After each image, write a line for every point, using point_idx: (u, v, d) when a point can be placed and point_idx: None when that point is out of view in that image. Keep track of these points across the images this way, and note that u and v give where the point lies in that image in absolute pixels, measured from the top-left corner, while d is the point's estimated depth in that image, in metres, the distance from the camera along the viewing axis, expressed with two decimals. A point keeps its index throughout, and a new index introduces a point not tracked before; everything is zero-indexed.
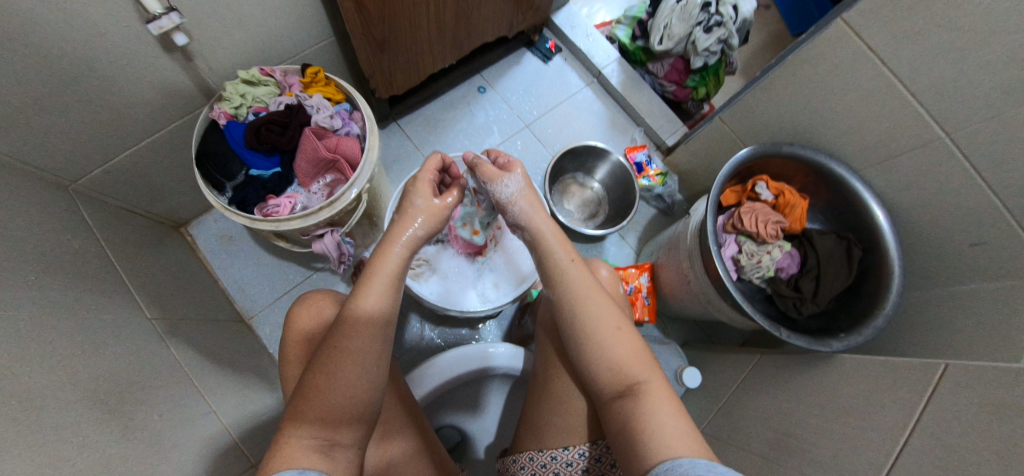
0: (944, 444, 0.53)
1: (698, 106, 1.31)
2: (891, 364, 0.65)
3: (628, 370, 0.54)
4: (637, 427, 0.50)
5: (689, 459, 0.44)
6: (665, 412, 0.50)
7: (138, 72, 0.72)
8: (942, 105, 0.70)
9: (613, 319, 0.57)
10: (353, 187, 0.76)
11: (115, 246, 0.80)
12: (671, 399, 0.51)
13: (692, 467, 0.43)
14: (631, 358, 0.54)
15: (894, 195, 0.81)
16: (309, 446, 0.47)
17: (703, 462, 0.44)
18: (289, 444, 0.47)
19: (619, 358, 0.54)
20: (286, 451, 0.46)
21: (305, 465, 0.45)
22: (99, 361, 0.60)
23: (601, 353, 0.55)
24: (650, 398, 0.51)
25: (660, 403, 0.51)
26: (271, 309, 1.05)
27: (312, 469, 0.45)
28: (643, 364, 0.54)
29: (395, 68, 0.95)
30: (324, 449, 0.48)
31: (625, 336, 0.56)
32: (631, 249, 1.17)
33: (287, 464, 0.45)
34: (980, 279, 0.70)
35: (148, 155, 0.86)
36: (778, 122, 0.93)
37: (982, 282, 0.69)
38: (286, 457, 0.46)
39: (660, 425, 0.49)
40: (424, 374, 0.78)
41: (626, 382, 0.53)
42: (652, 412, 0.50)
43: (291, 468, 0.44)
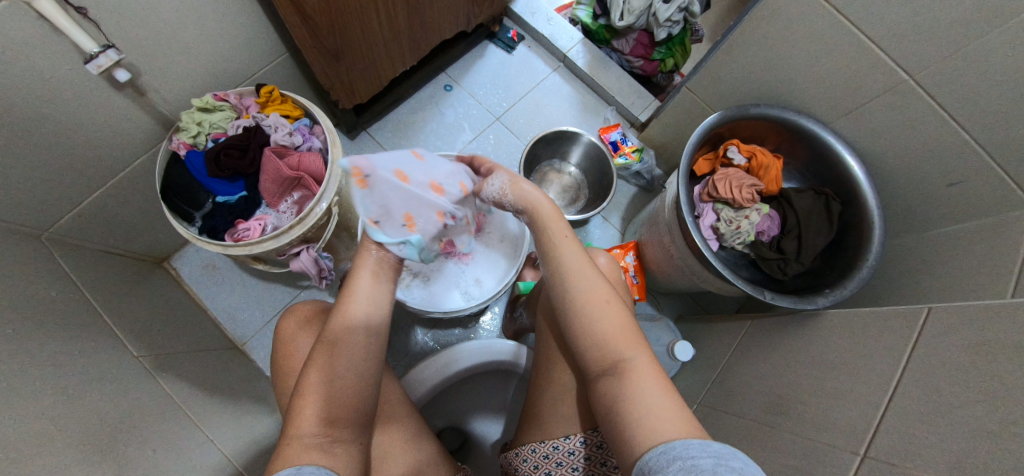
0: (932, 389, 0.53)
1: (669, 78, 1.29)
2: (876, 315, 0.65)
3: (615, 346, 0.51)
4: (623, 405, 0.47)
5: (681, 442, 0.42)
6: (652, 390, 0.47)
7: (92, 112, 0.72)
8: (903, 46, 0.69)
9: (602, 294, 0.55)
10: (321, 201, 0.76)
11: (96, 288, 0.80)
12: (657, 377, 0.49)
13: (684, 449, 0.40)
14: (620, 331, 0.52)
15: (867, 144, 0.80)
16: (311, 444, 0.45)
17: (694, 443, 0.41)
18: (291, 446, 0.45)
19: (607, 332, 0.52)
20: (289, 452, 0.44)
21: (303, 461, 0.43)
22: (86, 405, 0.60)
23: (590, 326, 0.53)
24: (637, 377, 0.48)
25: (647, 381, 0.48)
26: (264, 332, 1.06)
27: (311, 464, 0.43)
28: (632, 340, 0.52)
29: (353, 77, 0.94)
30: (322, 446, 0.46)
31: (615, 309, 0.54)
32: (615, 230, 1.16)
33: (293, 460, 0.43)
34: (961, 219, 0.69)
35: (117, 194, 0.86)
36: (744, 84, 0.91)
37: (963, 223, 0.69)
38: (287, 459, 0.43)
39: (648, 403, 0.46)
40: (432, 367, 0.80)
41: (614, 358, 0.51)
42: (639, 390, 0.47)
43: (291, 466, 0.42)
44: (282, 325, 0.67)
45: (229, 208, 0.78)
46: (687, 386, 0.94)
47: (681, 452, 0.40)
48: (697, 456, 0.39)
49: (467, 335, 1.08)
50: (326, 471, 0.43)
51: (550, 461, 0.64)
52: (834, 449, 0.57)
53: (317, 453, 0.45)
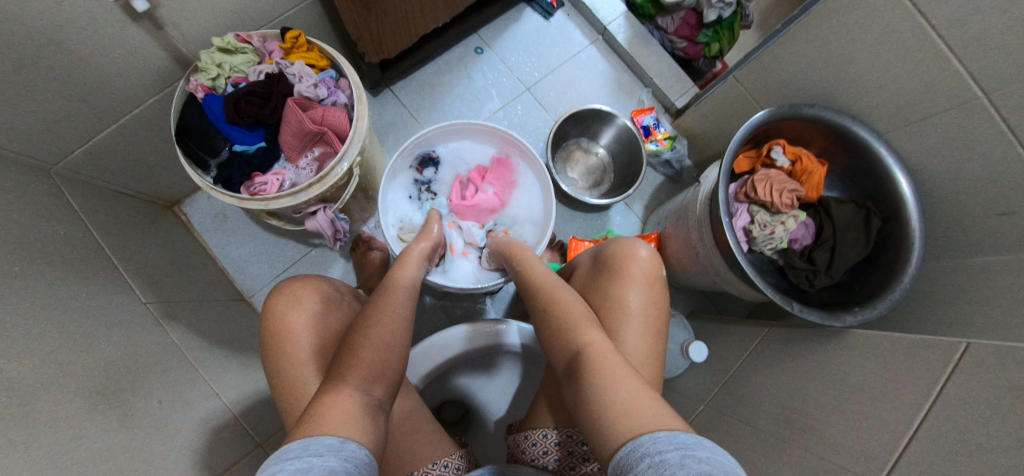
0: (961, 427, 0.52)
1: (710, 64, 1.23)
2: (907, 342, 0.63)
3: (574, 338, 0.56)
4: (583, 393, 0.50)
5: (648, 434, 0.41)
6: (611, 375, 0.49)
7: (106, 42, 0.67)
8: (983, 61, 0.64)
9: (558, 298, 0.63)
10: (342, 161, 0.72)
11: (104, 230, 0.78)
12: (618, 365, 0.51)
13: (650, 440, 0.40)
14: (574, 324, 0.57)
15: (918, 160, 0.76)
16: (355, 408, 0.48)
17: (662, 436, 0.40)
18: (338, 405, 0.47)
19: (563, 328, 0.58)
20: (334, 414, 0.46)
21: (344, 434, 0.45)
22: (92, 351, 0.59)
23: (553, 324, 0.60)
24: (595, 366, 0.51)
25: (607, 370, 0.50)
26: (272, 286, 1.04)
27: (352, 439, 0.45)
28: (592, 332, 0.56)
29: (383, 30, 0.88)
30: (369, 412, 0.49)
31: (575, 307, 0.60)
32: (637, 218, 1.13)
33: (335, 427, 0.45)
34: (991, 254, 0.66)
35: (129, 133, 0.81)
36: (797, 81, 0.87)
37: (993, 257, 0.66)
38: (333, 421, 0.45)
39: (603, 388, 0.48)
40: (443, 342, 0.78)
41: (574, 351, 0.55)
42: (595, 375, 0.50)
43: (333, 436, 0.44)
44: (270, 301, 0.63)
45: (247, 160, 0.74)
46: (694, 384, 0.94)
47: (648, 446, 0.40)
48: (664, 449, 0.39)
49: (476, 309, 1.07)
50: (366, 450, 0.45)
51: (559, 448, 0.63)
52: (851, 473, 0.56)
53: (362, 422, 0.47)
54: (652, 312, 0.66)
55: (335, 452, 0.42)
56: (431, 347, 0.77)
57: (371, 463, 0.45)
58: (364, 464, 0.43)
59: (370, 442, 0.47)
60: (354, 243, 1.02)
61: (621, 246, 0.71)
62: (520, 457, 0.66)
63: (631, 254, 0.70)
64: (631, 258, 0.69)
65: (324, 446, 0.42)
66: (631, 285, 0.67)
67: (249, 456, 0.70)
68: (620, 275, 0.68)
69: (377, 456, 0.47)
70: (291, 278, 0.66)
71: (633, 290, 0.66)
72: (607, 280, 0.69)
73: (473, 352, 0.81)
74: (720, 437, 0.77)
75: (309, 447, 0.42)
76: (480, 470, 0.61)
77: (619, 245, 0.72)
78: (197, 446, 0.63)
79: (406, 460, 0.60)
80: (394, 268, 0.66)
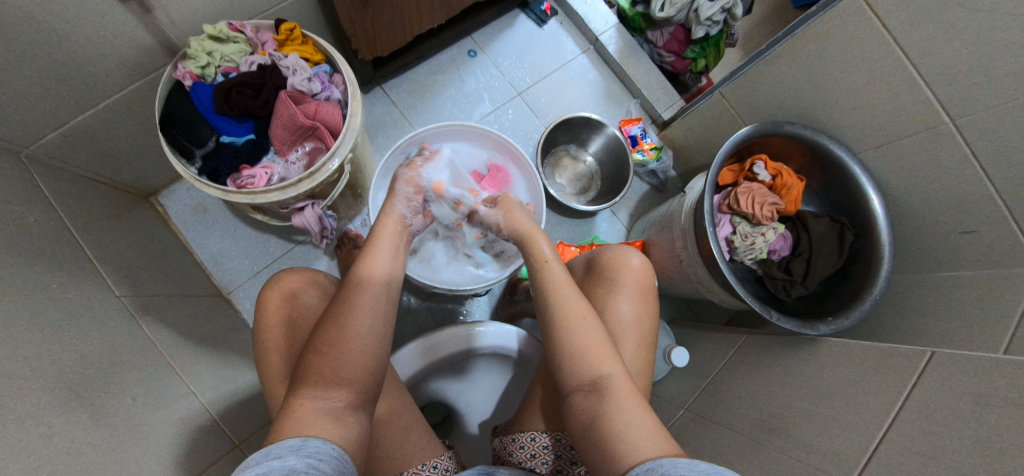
0: (926, 430, 0.55)
1: (696, 79, 1.27)
2: (877, 351, 0.66)
3: (594, 363, 0.55)
4: (601, 419, 0.50)
5: (670, 459, 0.43)
6: (626, 405, 0.50)
7: (89, 22, 0.64)
8: (951, 89, 0.68)
9: (581, 309, 0.59)
10: (334, 157, 0.71)
11: (76, 218, 0.74)
12: (633, 395, 0.52)
13: (672, 466, 0.41)
14: (598, 346, 0.56)
15: (889, 179, 0.80)
16: (323, 412, 0.49)
17: (683, 462, 0.42)
18: (301, 408, 0.48)
19: (582, 350, 0.56)
20: (299, 417, 0.47)
21: (310, 432, 0.46)
22: (64, 344, 0.56)
23: (570, 342, 0.57)
24: (614, 395, 0.52)
25: (623, 399, 0.51)
26: (252, 283, 1.01)
27: (317, 436, 0.46)
28: (612, 361, 0.55)
29: (379, 28, 0.87)
30: (336, 414, 0.49)
31: (593, 328, 0.57)
32: (622, 225, 1.16)
33: (302, 429, 0.46)
34: (956, 268, 0.71)
35: (108, 118, 0.78)
36: (779, 101, 0.91)
37: (957, 271, 0.70)
38: (299, 423, 0.47)
39: (624, 421, 0.49)
40: (458, 336, 0.79)
41: (592, 376, 0.54)
42: (616, 407, 0.50)
43: (296, 436, 0.45)
44: (263, 292, 0.64)
45: (235, 151, 0.73)
46: (674, 389, 0.96)
47: (669, 469, 0.41)
48: (686, 474, 0.39)
49: (460, 310, 1.08)
50: (332, 446, 0.46)
51: (548, 451, 0.63)
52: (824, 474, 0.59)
53: (329, 422, 0.48)
54: (643, 322, 0.67)
55: (296, 450, 0.43)
56: (447, 338, 0.78)
57: (339, 457, 0.46)
58: (330, 458, 0.44)
59: (340, 440, 0.48)
60: (339, 241, 1.01)
61: (615, 254, 0.72)
62: (507, 459, 0.66)
63: (625, 262, 0.70)
64: (626, 266, 0.70)
65: (287, 446, 0.43)
66: (623, 293, 0.68)
67: (224, 458, 0.67)
68: (614, 283, 0.69)
69: (351, 454, 0.48)
70: (285, 271, 0.67)
71: (626, 299, 0.67)
72: (605, 288, 0.69)
73: (451, 358, 0.80)
74: (699, 440, 0.79)
75: (272, 449, 0.43)
76: (468, 472, 0.61)
77: (615, 253, 0.72)
78: (170, 446, 0.61)
79: (395, 458, 0.61)
80: (366, 253, 0.60)
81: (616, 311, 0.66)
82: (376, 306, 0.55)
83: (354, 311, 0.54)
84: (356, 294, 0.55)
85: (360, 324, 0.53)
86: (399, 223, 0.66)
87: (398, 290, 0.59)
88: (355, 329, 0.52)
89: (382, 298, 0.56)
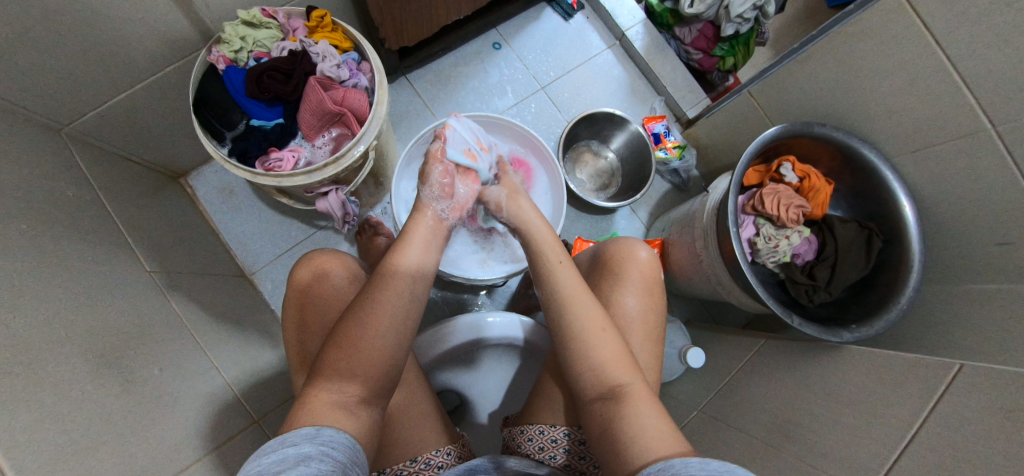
0: (951, 444, 0.53)
1: (723, 78, 1.25)
2: (902, 361, 0.64)
3: (613, 372, 0.54)
4: (618, 425, 0.50)
5: (681, 459, 0.43)
6: (644, 410, 0.50)
7: (129, 5, 0.66)
8: (994, 95, 0.66)
9: (597, 317, 0.58)
10: (359, 144, 0.72)
11: (111, 195, 0.77)
12: (652, 402, 0.52)
13: (684, 466, 0.41)
14: (614, 357, 0.55)
15: (923, 186, 0.78)
16: (337, 404, 0.49)
17: (695, 462, 0.42)
18: (316, 399, 0.49)
19: (604, 359, 0.55)
20: (312, 408, 0.48)
21: (325, 422, 0.47)
22: (97, 315, 0.58)
23: (587, 349, 0.56)
24: (633, 402, 0.51)
25: (642, 406, 0.51)
26: (274, 266, 1.04)
27: (331, 426, 0.47)
28: (628, 368, 0.55)
29: (407, 17, 0.88)
30: (348, 407, 0.50)
31: (613, 337, 0.57)
32: (641, 224, 1.15)
33: (314, 419, 0.47)
34: (990, 280, 0.68)
35: (144, 100, 0.81)
36: (810, 102, 0.89)
37: (991, 283, 0.68)
38: (312, 414, 0.47)
39: (640, 425, 0.49)
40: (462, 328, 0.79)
41: (612, 383, 0.54)
42: (633, 411, 0.50)
43: (309, 425, 0.46)
44: (295, 273, 0.65)
45: (263, 135, 0.74)
46: (688, 391, 0.95)
47: (680, 469, 0.41)
48: (694, 474, 0.40)
49: (476, 302, 1.08)
50: (344, 435, 0.46)
51: (557, 445, 0.63)
52: None
53: (341, 414, 0.49)
54: (651, 317, 0.67)
55: (311, 439, 0.43)
56: (459, 327, 0.79)
57: (351, 447, 0.46)
58: (343, 448, 0.45)
59: (352, 430, 0.48)
60: (359, 227, 1.02)
61: (621, 247, 0.72)
62: (515, 450, 0.67)
63: (631, 255, 0.70)
64: (632, 260, 0.70)
65: (302, 434, 0.44)
66: (628, 288, 0.68)
67: (244, 433, 0.69)
68: (618, 279, 0.69)
69: (363, 444, 0.49)
70: (317, 252, 0.68)
71: (631, 293, 0.67)
72: (607, 282, 0.69)
73: (460, 347, 0.80)
74: (712, 442, 0.78)
75: (287, 437, 0.43)
76: (475, 460, 0.62)
77: (619, 246, 0.72)
78: (194, 419, 0.63)
79: (410, 443, 0.62)
80: (396, 250, 0.62)
81: (621, 306, 0.66)
82: (404, 301, 0.57)
83: (380, 309, 0.55)
84: (384, 287, 0.57)
85: (383, 321, 0.54)
86: (432, 224, 0.66)
87: (426, 283, 0.61)
88: (376, 327, 0.54)
89: (408, 287, 0.58)
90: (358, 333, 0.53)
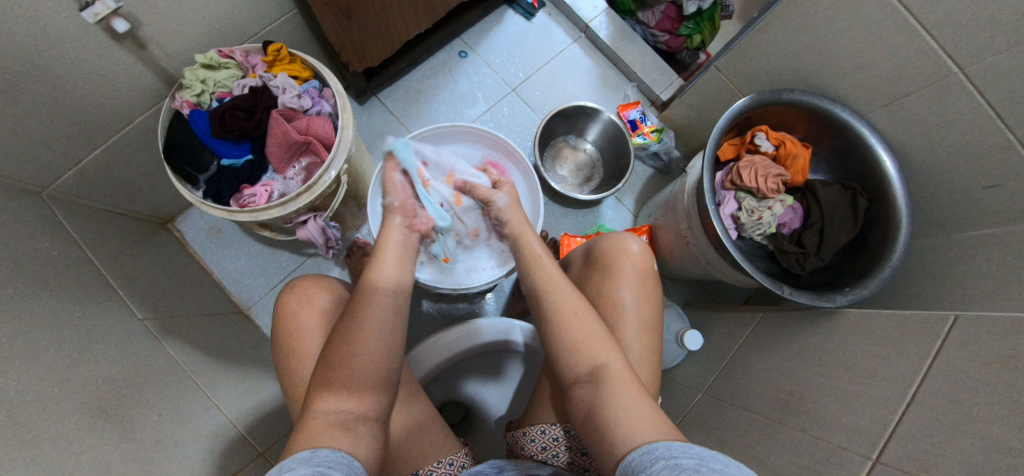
0: (949, 396, 0.52)
1: (693, 57, 1.25)
2: (897, 319, 0.63)
3: (590, 354, 0.54)
4: (599, 408, 0.50)
5: (664, 443, 0.43)
6: (623, 395, 0.50)
7: (89, 62, 0.68)
8: (957, 37, 0.64)
9: (573, 303, 0.59)
10: (330, 168, 0.73)
11: (98, 250, 0.79)
12: (632, 383, 0.51)
13: (666, 449, 0.41)
14: (593, 338, 0.55)
15: (901, 138, 0.76)
16: (335, 423, 0.49)
17: (677, 445, 0.42)
18: (315, 423, 0.49)
19: (578, 341, 0.55)
20: (311, 429, 0.48)
21: (321, 444, 0.46)
22: (92, 368, 0.60)
23: (566, 337, 0.56)
24: (611, 385, 0.51)
25: (622, 386, 0.51)
26: (268, 298, 1.05)
27: (327, 447, 0.46)
28: (606, 350, 0.55)
29: (366, 39, 0.88)
30: (348, 427, 0.50)
31: (587, 319, 0.57)
32: (628, 212, 1.14)
33: (311, 442, 0.46)
34: (977, 225, 0.66)
35: (118, 152, 0.83)
36: (776, 69, 0.88)
37: (979, 229, 0.66)
38: (310, 436, 0.47)
39: (620, 407, 0.49)
40: (461, 335, 0.80)
41: (589, 366, 0.54)
42: (613, 393, 0.50)
43: (306, 449, 0.45)
44: (282, 301, 0.66)
45: (234, 173, 0.76)
46: (692, 374, 0.94)
47: (663, 452, 0.41)
48: (679, 457, 0.40)
49: (472, 310, 1.09)
50: (341, 455, 0.46)
51: (559, 443, 0.63)
52: (845, 450, 0.57)
53: (339, 433, 0.49)
54: (646, 308, 0.67)
55: (307, 461, 0.43)
56: (461, 334, 0.80)
57: (349, 465, 0.45)
58: (340, 466, 0.44)
59: (349, 451, 0.47)
60: (348, 251, 1.03)
61: (611, 242, 0.71)
62: (520, 453, 0.67)
63: (623, 249, 0.70)
64: (624, 254, 0.69)
65: (298, 459, 0.43)
66: (622, 281, 0.67)
67: (250, 466, 0.70)
68: (610, 271, 0.69)
69: (364, 461, 0.48)
70: (300, 278, 0.69)
71: (625, 286, 0.67)
72: (600, 277, 0.69)
73: (464, 353, 0.81)
74: (718, 423, 0.77)
75: (284, 462, 0.43)
76: (482, 466, 0.61)
77: (610, 240, 0.72)
78: (197, 458, 0.63)
79: (411, 457, 0.61)
80: (371, 266, 0.60)
81: (616, 300, 0.66)
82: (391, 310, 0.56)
83: (370, 321, 0.54)
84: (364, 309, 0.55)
85: (372, 340, 0.53)
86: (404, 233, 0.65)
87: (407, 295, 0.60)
88: (362, 346, 0.53)
89: (389, 306, 0.56)
90: (351, 353, 0.52)
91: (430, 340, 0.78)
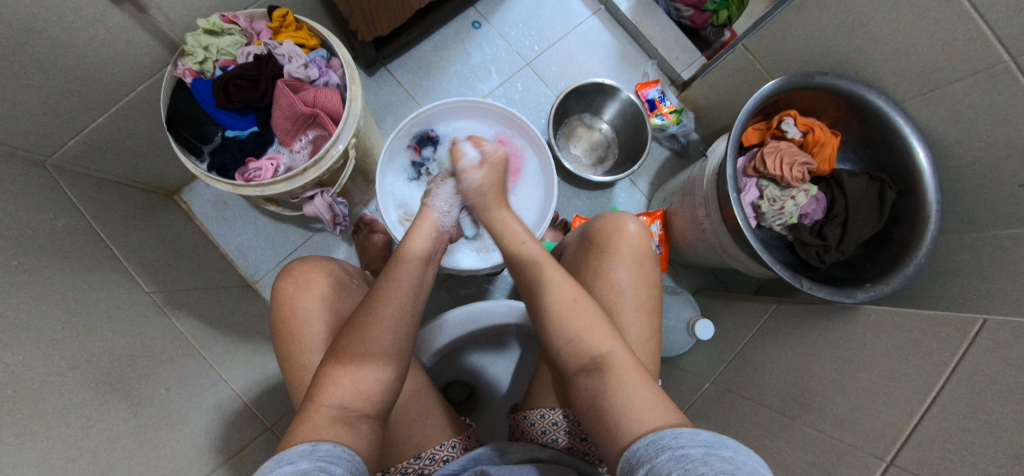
0: (970, 400, 0.51)
1: (718, 33, 1.19)
2: (919, 318, 0.61)
3: (591, 342, 0.53)
4: (603, 400, 0.48)
5: (670, 431, 0.41)
6: (628, 384, 0.48)
7: (87, 25, 0.65)
8: (1012, 22, 0.59)
9: (569, 290, 0.57)
10: (337, 142, 0.70)
11: (103, 221, 0.77)
12: (636, 369, 0.50)
13: (674, 437, 0.40)
14: (593, 326, 0.53)
15: (937, 128, 0.72)
16: (337, 417, 0.47)
17: (685, 432, 0.40)
18: (316, 415, 0.47)
19: (579, 329, 0.54)
20: (313, 421, 0.46)
21: (323, 436, 0.44)
22: (100, 342, 0.59)
23: (565, 326, 0.55)
24: (615, 374, 0.49)
25: (626, 374, 0.49)
26: (275, 273, 1.05)
27: (328, 439, 0.44)
28: (607, 337, 0.53)
29: (376, 6, 0.84)
30: (351, 421, 0.48)
31: (587, 306, 0.55)
32: (642, 195, 1.11)
33: (313, 434, 0.44)
34: (1012, 224, 0.63)
35: (120, 121, 0.80)
36: (808, 50, 0.83)
37: (1013, 228, 0.63)
38: (312, 428, 0.45)
39: (626, 397, 0.47)
40: (470, 317, 0.78)
41: (591, 354, 0.52)
42: (617, 384, 0.48)
43: (307, 441, 0.43)
44: (281, 285, 0.64)
45: (239, 145, 0.74)
46: (700, 362, 0.93)
47: (669, 441, 0.40)
48: (685, 445, 0.38)
49: (479, 290, 1.08)
50: (342, 448, 0.44)
51: (559, 428, 0.63)
52: (858, 451, 0.56)
53: (342, 427, 0.47)
54: (645, 289, 0.65)
55: (308, 455, 0.41)
56: (470, 315, 0.78)
57: (352, 459, 0.44)
58: (342, 461, 0.42)
59: (352, 444, 0.46)
60: (355, 227, 1.01)
61: (607, 222, 0.69)
62: (522, 436, 0.66)
63: (619, 229, 0.68)
64: (620, 234, 0.67)
65: (297, 452, 0.42)
66: (618, 263, 0.65)
67: (258, 440, 0.70)
68: (606, 252, 0.66)
69: (365, 455, 0.47)
70: (301, 262, 0.67)
71: (620, 267, 0.65)
72: (595, 258, 0.67)
73: (472, 335, 0.80)
74: (725, 413, 0.77)
75: (283, 456, 0.41)
76: (479, 450, 0.62)
77: (606, 220, 0.70)
78: (205, 432, 0.64)
79: (414, 442, 0.61)
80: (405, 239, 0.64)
81: (612, 281, 0.64)
82: (415, 280, 0.59)
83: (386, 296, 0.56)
84: (388, 284, 0.57)
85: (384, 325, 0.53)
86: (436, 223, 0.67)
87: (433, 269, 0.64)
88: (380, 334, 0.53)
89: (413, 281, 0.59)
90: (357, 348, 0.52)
91: (440, 319, 0.77)
